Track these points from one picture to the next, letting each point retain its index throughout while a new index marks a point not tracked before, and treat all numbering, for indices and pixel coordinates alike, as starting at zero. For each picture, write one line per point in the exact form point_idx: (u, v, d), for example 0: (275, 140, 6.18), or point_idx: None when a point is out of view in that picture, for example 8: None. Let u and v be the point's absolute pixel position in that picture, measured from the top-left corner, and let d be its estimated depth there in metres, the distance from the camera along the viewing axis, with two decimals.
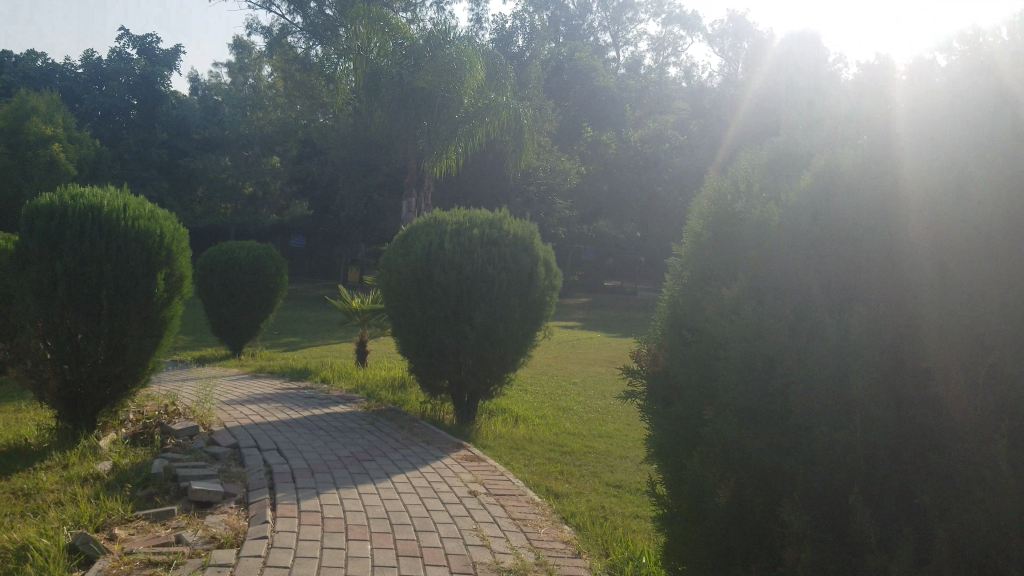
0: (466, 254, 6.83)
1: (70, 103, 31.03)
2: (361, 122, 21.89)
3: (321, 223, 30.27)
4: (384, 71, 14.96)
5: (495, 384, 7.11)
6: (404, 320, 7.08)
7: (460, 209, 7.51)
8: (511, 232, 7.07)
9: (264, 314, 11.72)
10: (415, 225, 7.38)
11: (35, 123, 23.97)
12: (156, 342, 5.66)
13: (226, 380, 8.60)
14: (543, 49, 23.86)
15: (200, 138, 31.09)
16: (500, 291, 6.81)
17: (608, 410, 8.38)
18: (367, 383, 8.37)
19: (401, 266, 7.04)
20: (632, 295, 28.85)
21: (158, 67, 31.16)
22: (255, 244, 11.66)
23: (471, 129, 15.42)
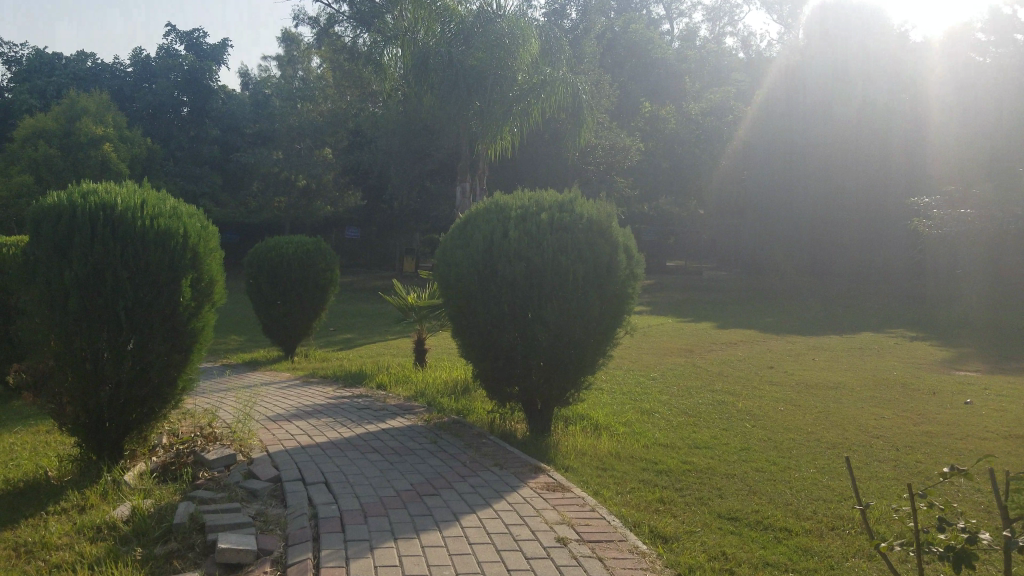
0: (534, 245, 5.95)
1: (121, 102, 31.15)
2: (411, 108, 21.17)
3: (376, 213, 29.74)
4: (431, 51, 14.16)
5: (571, 390, 6.24)
6: (467, 322, 6.23)
7: (525, 192, 6.63)
8: (586, 215, 6.15)
9: (317, 313, 11.06)
10: (475, 211, 6.52)
11: (87, 124, 23.95)
12: (186, 358, 4.92)
13: (274, 390, 7.90)
14: (595, 23, 22.83)
15: (251, 132, 30.90)
16: (575, 286, 5.91)
17: (700, 412, 7.49)
18: (427, 389, 7.58)
19: (459, 259, 6.20)
20: (698, 275, 27.55)
21: (206, 62, 31.05)
22: (303, 239, 10.98)
23: (528, 107, 14.28)
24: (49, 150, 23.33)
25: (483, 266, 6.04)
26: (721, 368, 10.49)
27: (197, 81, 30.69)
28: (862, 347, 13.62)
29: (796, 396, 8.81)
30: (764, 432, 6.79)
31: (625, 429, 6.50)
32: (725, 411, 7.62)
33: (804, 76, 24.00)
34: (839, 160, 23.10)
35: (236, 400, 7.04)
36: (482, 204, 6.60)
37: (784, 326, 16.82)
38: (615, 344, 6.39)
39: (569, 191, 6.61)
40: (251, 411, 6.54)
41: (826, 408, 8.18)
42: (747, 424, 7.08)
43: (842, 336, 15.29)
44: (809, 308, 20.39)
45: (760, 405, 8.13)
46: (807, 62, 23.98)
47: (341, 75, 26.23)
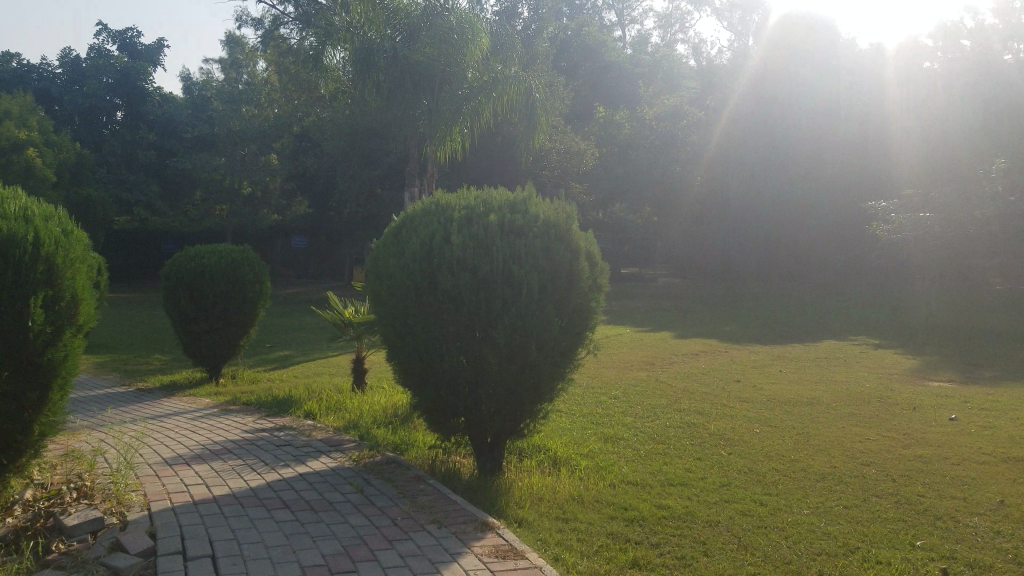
0: (480, 250, 5.05)
1: (48, 104, 29.60)
2: (356, 110, 20.10)
3: (323, 221, 28.57)
4: (375, 45, 13.03)
5: (527, 419, 5.37)
6: (398, 342, 5.28)
7: (470, 190, 5.77)
8: (542, 216, 5.31)
9: (247, 328, 10.01)
10: (410, 213, 5.61)
11: (9, 127, 22.37)
12: (40, 394, 4.08)
13: (183, 425, 6.74)
14: (547, 24, 22.01)
15: (190, 138, 28.98)
16: (530, 298, 5.01)
17: (670, 438, 6.68)
18: (360, 417, 6.63)
19: (393, 267, 5.24)
20: (654, 282, 26.97)
21: (140, 63, 29.60)
22: (229, 247, 9.88)
23: (476, 106, 13.32)
24: None
25: (419, 275, 5.11)
26: (685, 383, 9.66)
27: (130, 82, 29.35)
28: (834, 356, 12.92)
29: (771, 413, 8.04)
30: (744, 462, 5.98)
31: (588, 463, 5.64)
32: (698, 436, 6.82)
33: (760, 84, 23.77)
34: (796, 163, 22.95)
35: (129, 441, 5.89)
36: (421, 205, 5.66)
37: (749, 332, 16.14)
38: (578, 363, 5.51)
39: (521, 189, 5.77)
40: (146, 456, 5.40)
41: (807, 427, 7.40)
42: (723, 450, 6.28)
43: (811, 343, 14.64)
44: (763, 313, 19.90)
45: (735, 426, 7.34)
46: (768, 68, 23.72)
47: (285, 79, 24.89)
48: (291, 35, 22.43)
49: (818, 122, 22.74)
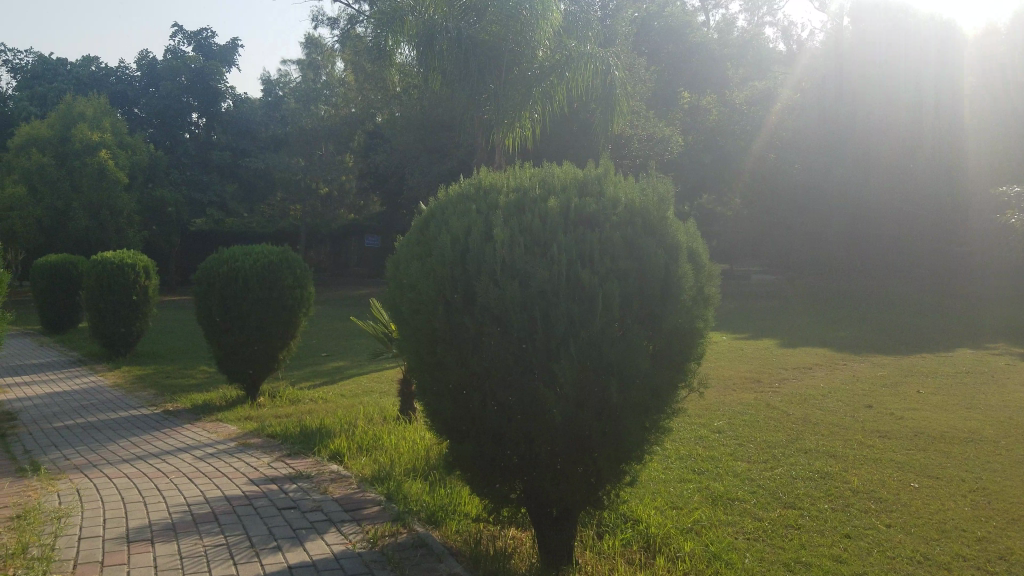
0: (534, 249, 3.60)
1: (122, 107, 28.84)
2: (427, 104, 18.87)
3: (397, 220, 27.65)
4: (437, 28, 11.29)
5: (608, 486, 3.87)
6: (429, 378, 3.89)
7: (525, 169, 4.34)
8: (623, 202, 3.82)
9: (288, 342, 8.84)
10: (445, 203, 4.23)
11: (83, 129, 22.15)
12: None
13: (179, 473, 5.45)
14: (630, 6, 20.28)
15: (264, 135, 28.96)
16: (609, 318, 3.51)
17: (800, 498, 5.08)
18: (394, 462, 5.31)
19: (416, 278, 3.86)
20: (746, 279, 24.97)
21: (214, 63, 28.91)
22: (265, 250, 8.70)
23: (548, 88, 11.79)
24: (42, 159, 21.56)
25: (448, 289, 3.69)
26: (802, 409, 7.98)
27: (204, 83, 28.65)
28: (975, 370, 10.82)
29: (925, 454, 6.29)
30: (913, 543, 4.34)
31: (693, 543, 4.15)
32: (836, 493, 5.20)
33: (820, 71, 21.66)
34: (867, 150, 20.54)
35: (96, 506, 4.66)
36: (461, 191, 4.24)
37: (859, 338, 14.19)
38: (680, 406, 3.97)
39: (595, 165, 4.28)
40: (100, 530, 4.13)
41: (979, 478, 5.65)
42: (876, 522, 4.66)
43: (938, 351, 12.59)
44: (871, 313, 17.95)
45: (880, 477, 5.67)
46: (837, 50, 21.46)
47: (358, 81, 23.81)
48: (360, 27, 21.08)
49: (886, 122, 20.27)
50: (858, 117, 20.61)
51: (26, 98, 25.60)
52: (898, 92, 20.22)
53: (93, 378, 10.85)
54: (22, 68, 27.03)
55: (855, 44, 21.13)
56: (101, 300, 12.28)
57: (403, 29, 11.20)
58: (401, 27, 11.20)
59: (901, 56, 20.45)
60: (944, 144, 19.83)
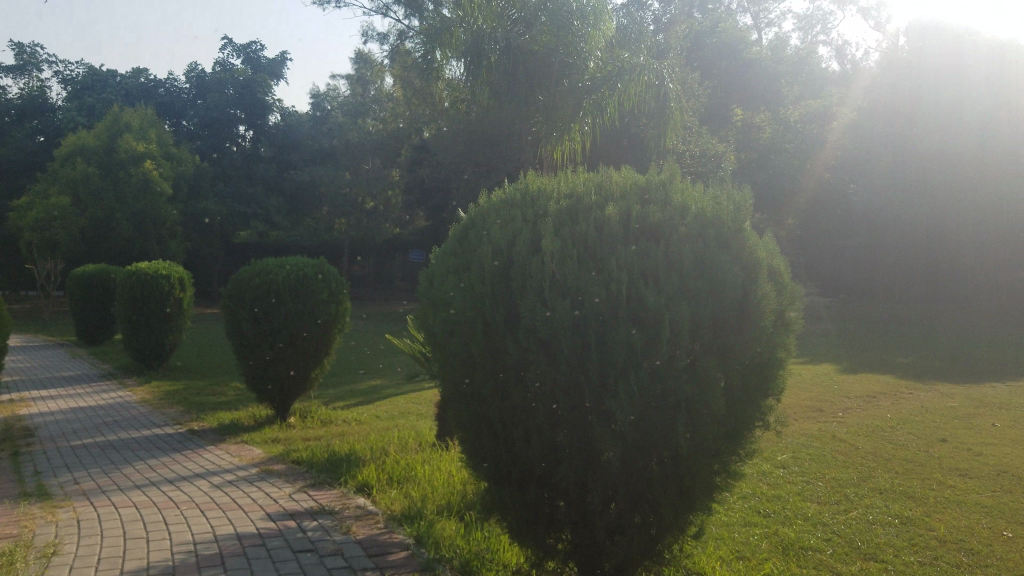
0: (585, 262, 3.07)
1: (170, 119, 28.80)
2: (472, 117, 18.44)
3: (440, 235, 27.29)
4: (487, 38, 10.90)
5: (669, 542, 3.30)
6: (464, 411, 3.38)
7: (578, 174, 3.81)
8: (691, 209, 3.26)
9: (321, 359, 8.40)
10: (485, 211, 3.74)
11: (129, 141, 22.32)
12: None
13: (192, 504, 5.02)
14: (682, 19, 19.60)
15: (310, 149, 28.94)
16: (676, 346, 2.95)
17: (882, 548, 4.42)
18: (426, 497, 4.79)
19: (450, 295, 3.36)
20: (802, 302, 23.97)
21: (261, 75, 28.93)
22: (299, 263, 8.31)
23: (599, 99, 11.01)
24: (88, 168, 21.77)
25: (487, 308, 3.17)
26: (871, 442, 7.26)
27: (251, 95, 28.63)
28: None
29: (1018, 499, 5.55)
30: None
31: None
32: (922, 543, 4.53)
33: (878, 86, 20.57)
34: (931, 168, 19.50)
35: (93, 543, 4.24)
36: (504, 198, 3.74)
37: (927, 367, 13.23)
38: (757, 450, 3.38)
39: (658, 169, 3.73)
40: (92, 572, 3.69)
41: None
42: None
43: (1020, 384, 11.58)
44: (935, 340, 16.93)
45: (968, 522, 4.97)
46: (892, 69, 20.36)
47: (404, 94, 23.58)
48: (407, 41, 20.78)
49: (952, 139, 19.19)
50: (916, 138, 19.57)
51: (77, 108, 25.97)
52: (961, 108, 19.10)
53: (122, 393, 10.63)
54: (74, 79, 27.44)
55: (910, 63, 19.99)
56: (136, 314, 12.11)
57: (452, 42, 11.15)
58: (449, 40, 11.13)
59: (962, 70, 19.42)
60: (1013, 160, 18.76)
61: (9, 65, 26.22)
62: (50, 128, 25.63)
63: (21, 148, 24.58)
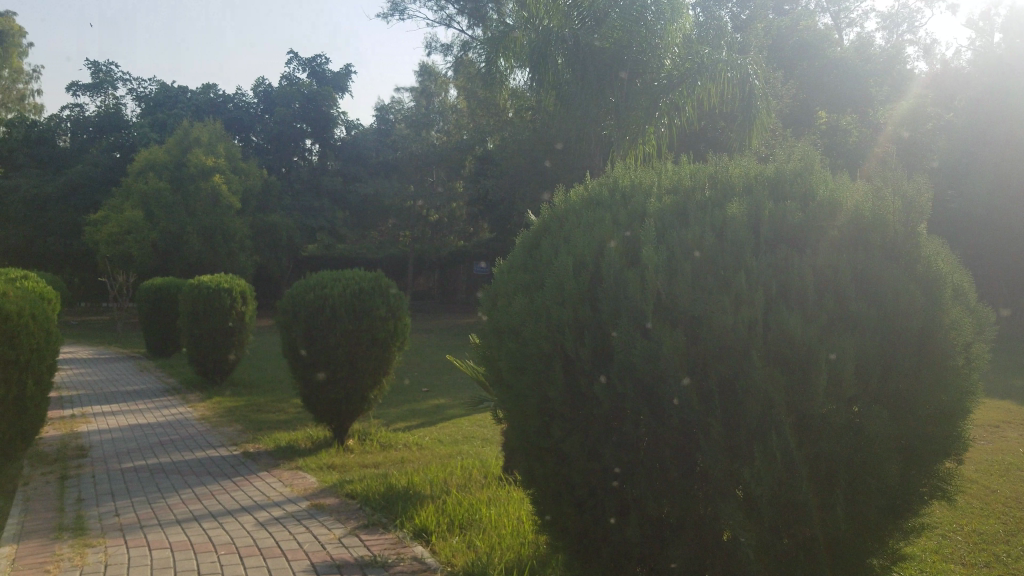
0: (705, 279, 2.41)
1: (238, 133, 28.92)
2: (538, 125, 17.83)
3: (505, 247, 26.81)
4: (555, 39, 10.17)
5: None
6: (542, 464, 2.71)
7: (683, 164, 3.14)
8: (845, 208, 2.59)
9: (379, 380, 7.83)
10: (566, 213, 3.11)
11: (199, 155, 22.52)
12: None
13: (232, 547, 4.44)
14: (759, 18, 18.54)
15: (375, 162, 28.82)
16: (835, 391, 2.29)
17: None
18: (492, 552, 4.10)
19: (521, 319, 2.72)
20: None
21: (327, 88, 28.90)
22: (356, 276, 7.78)
23: (677, 97, 10.07)
24: (159, 184, 21.99)
25: (570, 336, 2.51)
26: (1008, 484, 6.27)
27: (317, 109, 28.67)
28: None
29: None
30: None
31: None
32: None
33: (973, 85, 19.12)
34: None
35: None
36: (589, 197, 3.10)
37: None
38: (926, 516, 2.70)
39: (785, 154, 3.04)
40: None
41: None
42: None
43: None
44: None
45: None
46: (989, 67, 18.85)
47: (469, 105, 23.14)
48: (471, 50, 20.36)
49: None
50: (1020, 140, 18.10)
51: (150, 124, 26.35)
52: None
53: (181, 409, 10.18)
54: (147, 96, 27.86)
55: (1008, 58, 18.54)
56: (197, 327, 11.78)
57: (517, 51, 10.66)
58: (514, 44, 10.51)
59: None
60: None
61: (86, 83, 26.83)
62: (124, 143, 25.98)
63: (97, 164, 25.01)
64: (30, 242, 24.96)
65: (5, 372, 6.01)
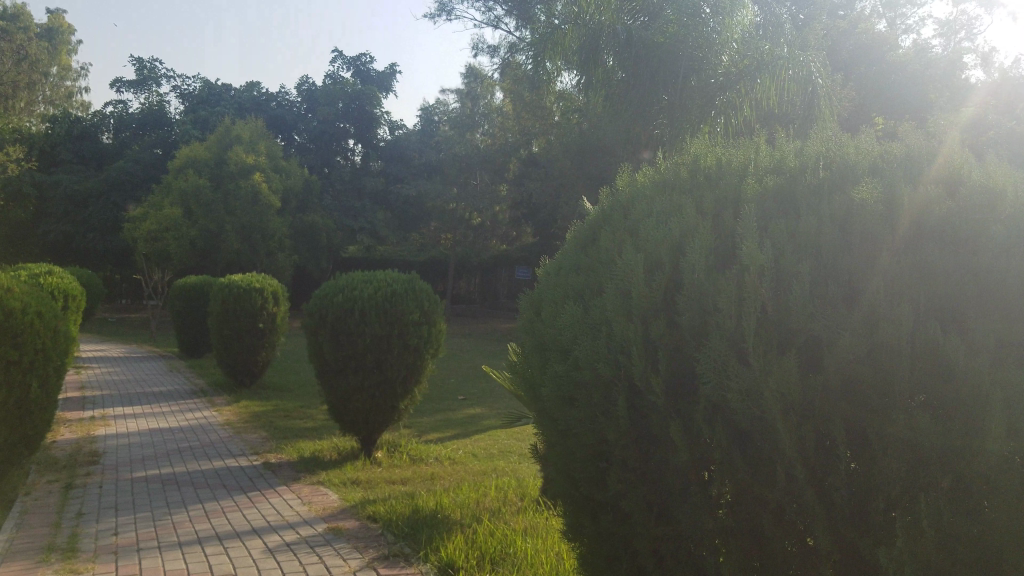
0: (825, 288, 2.00)
1: (281, 132, 28.82)
2: (587, 126, 17.16)
3: (547, 251, 26.25)
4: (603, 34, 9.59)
5: None
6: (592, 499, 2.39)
7: (782, 143, 2.67)
8: (1008, 197, 2.06)
9: (411, 390, 7.31)
10: (633, 200, 2.73)
11: (239, 153, 22.35)
12: None
13: None
14: (822, 18, 17.56)
15: (417, 163, 28.51)
16: (1014, 441, 1.79)
17: None
18: None
19: (575, 336, 2.37)
20: None
21: (371, 87, 28.58)
22: (388, 278, 7.31)
23: (734, 97, 9.28)
24: (199, 181, 21.93)
25: (638, 363, 2.15)
26: None
27: (360, 108, 28.40)
28: None
29: None
30: None
31: None
32: None
33: None
34: None
35: None
36: (667, 182, 2.69)
37: None
38: None
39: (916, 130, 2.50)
40: None
41: None
42: None
43: None
44: None
45: None
46: None
47: (513, 109, 22.52)
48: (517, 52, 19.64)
49: None
50: None
51: (192, 122, 26.41)
52: None
53: (206, 413, 9.82)
54: (191, 93, 27.93)
55: None
56: (228, 327, 11.43)
57: (564, 52, 10.16)
58: (561, 43, 10.06)
59: None
60: None
61: (131, 80, 27.03)
62: (167, 140, 26.08)
63: (138, 161, 25.10)
64: (74, 238, 25.15)
65: (7, 371, 5.74)
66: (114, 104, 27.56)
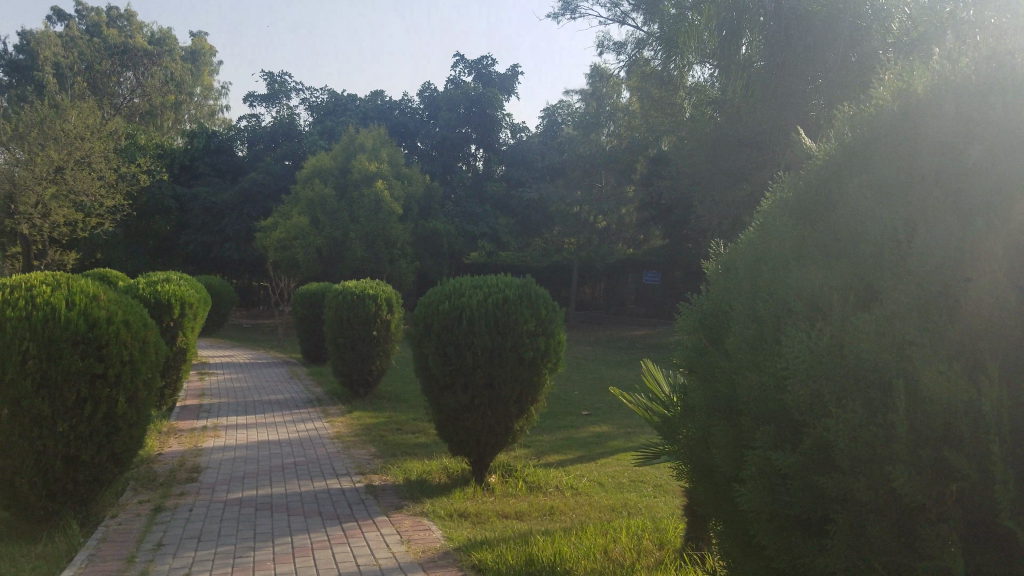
0: None
1: (404, 139, 28.72)
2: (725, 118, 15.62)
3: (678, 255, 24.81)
4: None
5: None
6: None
7: None
8: None
9: (526, 408, 6.42)
10: (919, 184, 2.26)
11: (363, 161, 22.32)
12: None
13: None
14: None
15: (541, 166, 27.80)
16: None
17: None
18: None
19: (821, 397, 2.11)
20: None
21: (492, 90, 27.85)
22: (502, 282, 6.49)
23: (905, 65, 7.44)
24: (325, 189, 22.11)
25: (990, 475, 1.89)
26: None
27: (481, 112, 27.74)
28: None
29: None
30: None
31: None
32: None
33: None
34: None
35: None
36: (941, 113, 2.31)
37: None
38: None
39: None
40: None
41: None
42: None
43: None
44: None
45: None
46: None
47: (640, 110, 21.11)
48: (647, 50, 18.15)
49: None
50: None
51: (319, 132, 26.79)
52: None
53: (318, 425, 9.30)
54: (319, 105, 28.41)
55: None
56: (342, 336, 11.00)
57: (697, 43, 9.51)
58: None
59: None
60: None
61: (262, 94, 27.78)
62: (296, 151, 26.59)
63: (269, 172, 25.72)
64: (210, 247, 25.98)
65: (92, 387, 5.27)
66: (247, 118, 28.36)
